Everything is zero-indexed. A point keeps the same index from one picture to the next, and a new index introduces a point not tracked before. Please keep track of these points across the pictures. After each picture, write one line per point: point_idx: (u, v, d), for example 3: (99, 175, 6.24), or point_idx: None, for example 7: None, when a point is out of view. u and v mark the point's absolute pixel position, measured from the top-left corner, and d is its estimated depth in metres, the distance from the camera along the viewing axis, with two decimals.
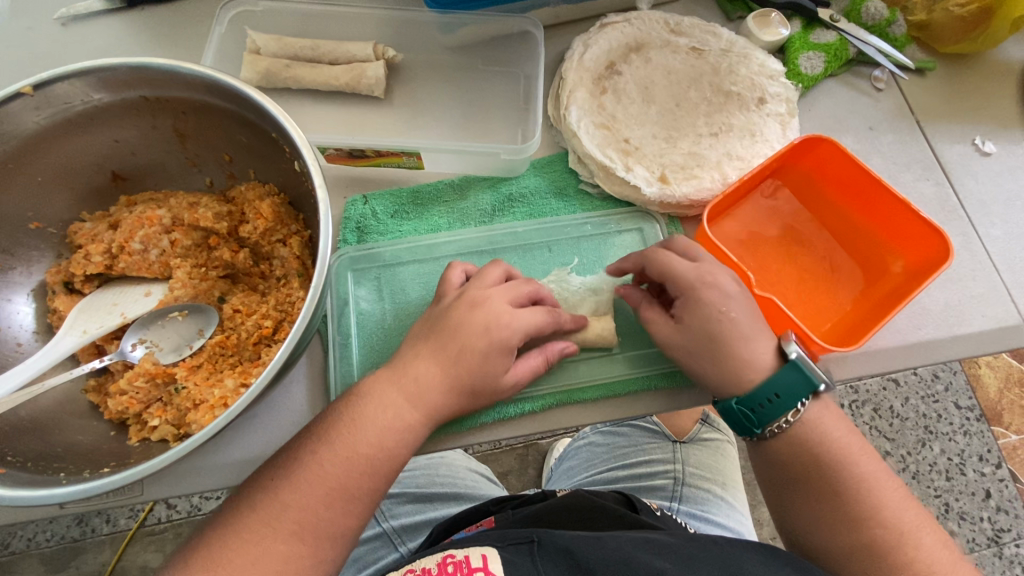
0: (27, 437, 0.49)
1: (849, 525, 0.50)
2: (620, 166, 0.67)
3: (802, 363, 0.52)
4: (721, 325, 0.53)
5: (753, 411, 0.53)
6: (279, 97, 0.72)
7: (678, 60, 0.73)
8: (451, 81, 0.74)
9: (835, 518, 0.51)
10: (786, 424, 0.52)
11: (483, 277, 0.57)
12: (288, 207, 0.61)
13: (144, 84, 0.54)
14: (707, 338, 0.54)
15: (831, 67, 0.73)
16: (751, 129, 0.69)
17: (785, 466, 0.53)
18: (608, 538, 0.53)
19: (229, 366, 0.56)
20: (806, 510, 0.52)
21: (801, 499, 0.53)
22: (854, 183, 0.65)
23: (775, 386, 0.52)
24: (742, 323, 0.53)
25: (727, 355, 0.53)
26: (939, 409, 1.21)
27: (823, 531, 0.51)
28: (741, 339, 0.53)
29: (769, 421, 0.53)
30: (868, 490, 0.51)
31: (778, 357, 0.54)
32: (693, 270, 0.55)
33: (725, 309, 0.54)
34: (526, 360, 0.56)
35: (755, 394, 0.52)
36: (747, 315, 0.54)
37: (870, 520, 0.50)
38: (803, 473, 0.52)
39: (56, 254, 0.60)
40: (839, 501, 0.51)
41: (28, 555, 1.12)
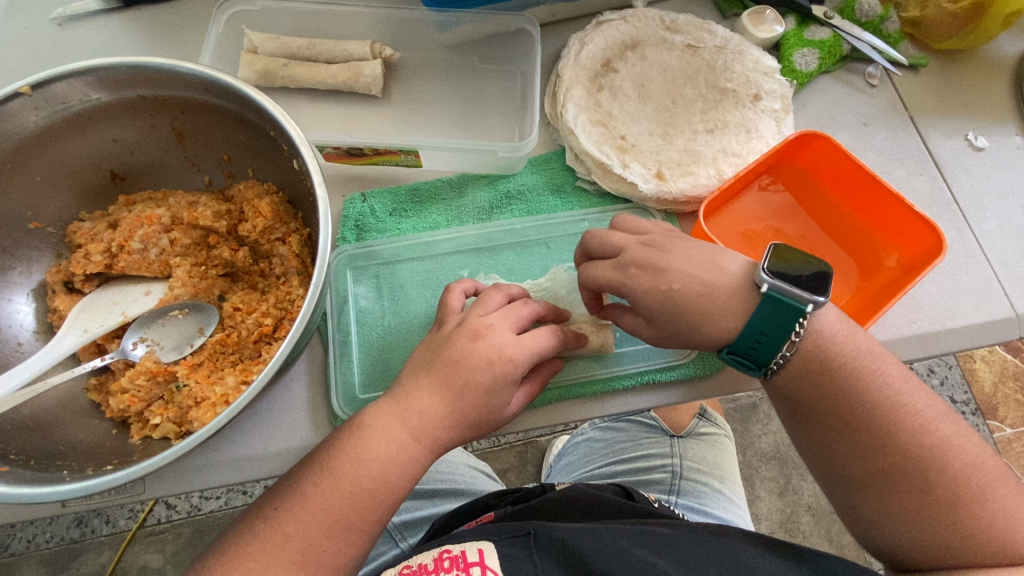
0: (28, 436, 0.50)
1: (863, 456, 0.48)
2: (617, 163, 0.67)
3: (780, 290, 0.47)
4: (673, 301, 0.50)
5: (749, 354, 0.50)
6: (277, 96, 0.73)
7: (674, 57, 0.73)
8: (448, 79, 0.74)
9: (848, 450, 0.49)
10: (786, 356, 0.49)
11: (482, 305, 0.56)
12: (287, 206, 0.61)
13: (143, 83, 0.54)
14: (672, 319, 0.51)
15: (825, 63, 0.74)
16: (747, 125, 0.70)
17: (805, 405, 0.50)
18: (604, 532, 0.54)
19: (230, 364, 0.56)
20: (817, 446, 0.50)
21: (812, 431, 0.50)
22: (848, 179, 0.66)
23: (759, 324, 0.49)
24: (689, 287, 0.50)
25: (697, 327, 0.50)
26: None
27: (841, 462, 0.49)
28: (700, 301, 0.50)
29: (767, 360, 0.50)
30: (886, 417, 0.48)
31: (751, 291, 0.50)
32: (614, 270, 0.53)
33: (665, 282, 0.51)
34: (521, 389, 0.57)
35: (742, 337, 0.49)
36: (698, 279, 0.50)
37: (886, 449, 0.47)
38: (825, 416, 0.49)
39: (56, 253, 0.60)
40: (850, 431, 0.48)
41: (27, 557, 1.12)
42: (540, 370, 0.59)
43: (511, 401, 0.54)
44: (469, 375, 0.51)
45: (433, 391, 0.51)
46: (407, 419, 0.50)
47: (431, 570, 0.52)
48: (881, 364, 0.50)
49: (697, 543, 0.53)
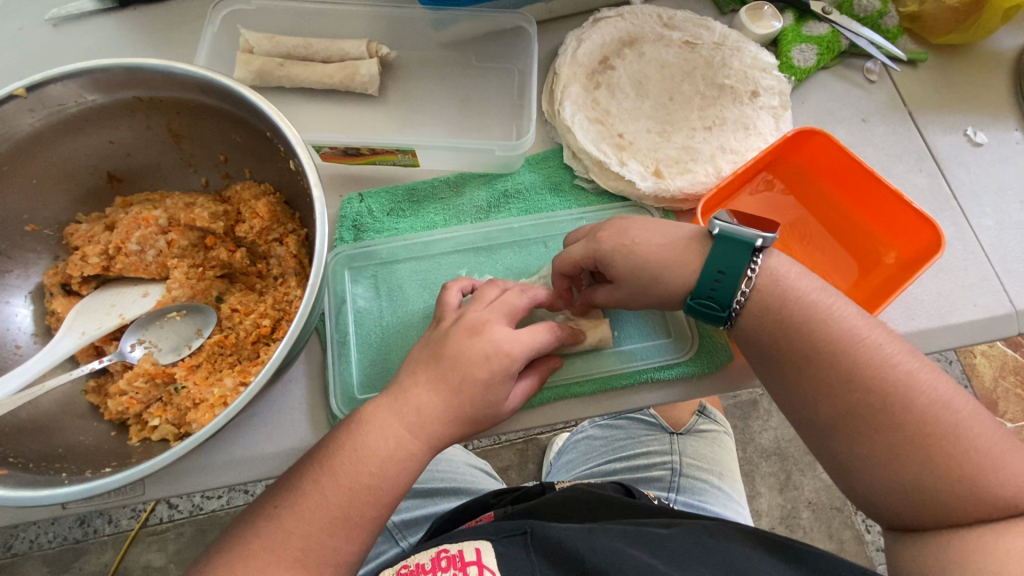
0: (27, 438, 0.50)
1: (828, 392, 0.47)
2: (614, 161, 0.67)
3: (729, 230, 0.50)
4: (636, 252, 0.54)
5: (711, 297, 0.52)
6: (274, 96, 0.72)
7: (672, 54, 0.73)
8: (446, 77, 0.74)
9: (812, 387, 0.48)
10: (744, 296, 0.51)
11: (480, 300, 0.57)
12: (284, 206, 0.61)
13: (138, 84, 0.54)
14: (636, 273, 0.54)
15: (824, 59, 0.74)
16: (745, 123, 0.70)
17: (767, 346, 0.51)
18: (599, 532, 0.54)
19: (228, 366, 0.56)
20: (784, 387, 0.50)
21: (778, 372, 0.51)
22: (847, 175, 0.66)
23: (716, 263, 0.51)
24: (649, 240, 0.54)
25: (660, 279, 0.53)
26: None
27: (809, 404, 0.48)
28: (659, 251, 0.53)
29: (729, 300, 0.52)
30: (848, 350, 0.47)
31: (707, 239, 0.53)
32: (582, 239, 0.57)
33: (627, 237, 0.55)
34: (519, 384, 0.57)
35: (702, 277, 0.52)
36: (654, 235, 0.54)
37: (850, 381, 0.46)
38: (785, 353, 0.50)
39: (53, 255, 0.60)
40: (813, 366, 0.48)
41: (30, 557, 1.12)
42: (537, 367, 0.59)
43: (509, 397, 0.54)
44: (468, 373, 0.51)
45: (433, 390, 0.51)
46: (404, 414, 0.50)
47: (429, 570, 0.54)
48: (838, 301, 0.50)
49: (695, 545, 0.53)
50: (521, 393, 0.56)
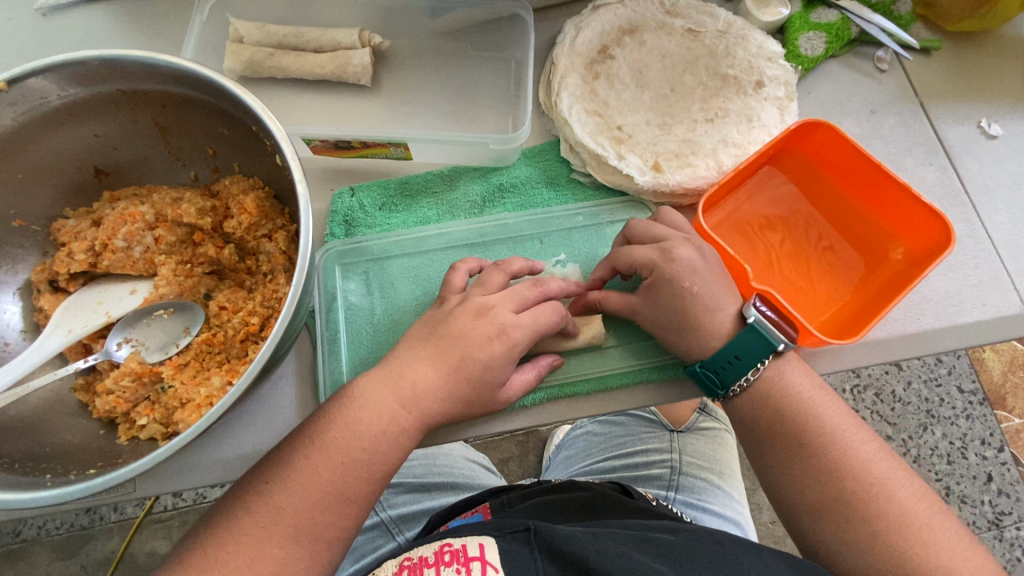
0: (14, 437, 0.49)
1: (816, 482, 0.51)
2: (613, 155, 0.65)
3: (762, 326, 0.54)
4: (685, 301, 0.55)
5: (718, 372, 0.54)
6: (264, 87, 0.71)
7: (674, 43, 0.70)
8: (440, 67, 0.72)
9: (802, 476, 0.52)
10: (745, 384, 0.54)
11: (485, 286, 0.57)
12: (273, 201, 0.60)
13: (120, 77, 0.52)
14: (675, 315, 0.55)
15: (833, 47, 0.71)
16: (748, 114, 0.67)
17: (759, 432, 0.54)
18: (604, 536, 0.54)
19: (217, 364, 0.55)
20: (775, 471, 0.54)
21: (768, 457, 0.54)
22: (854, 168, 0.63)
23: (735, 347, 0.54)
24: (704, 297, 0.55)
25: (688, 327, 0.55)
26: (941, 393, 1.20)
27: (795, 489, 0.52)
28: (706, 313, 0.55)
29: (731, 382, 0.55)
30: (834, 446, 0.51)
31: (737, 320, 0.56)
32: (655, 252, 0.56)
33: (691, 284, 0.55)
34: (520, 374, 0.56)
35: (718, 355, 0.54)
36: (711, 294, 0.55)
37: (836, 475, 0.50)
38: (776, 441, 0.53)
39: (41, 251, 0.59)
40: (801, 456, 0.52)
41: (39, 543, 1.14)
42: (538, 360, 0.59)
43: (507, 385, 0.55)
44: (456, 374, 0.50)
45: (426, 399, 0.51)
46: (393, 414, 0.50)
47: (431, 564, 0.53)
48: (830, 401, 0.54)
49: (700, 550, 0.53)
50: (523, 383, 0.56)
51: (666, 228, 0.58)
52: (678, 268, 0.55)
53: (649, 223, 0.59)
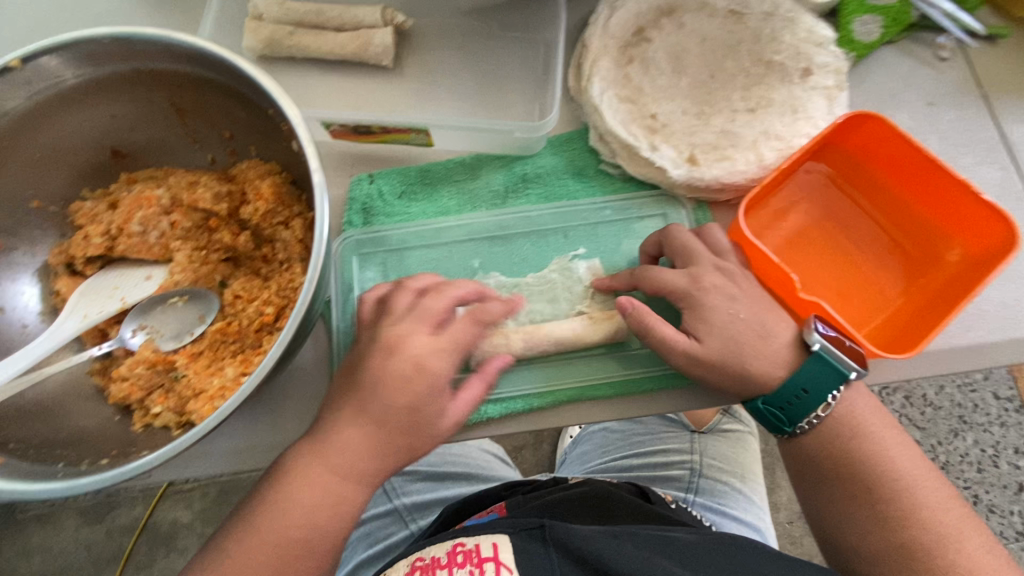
0: (32, 422, 0.49)
1: (882, 528, 0.49)
2: (645, 145, 0.61)
3: (827, 353, 0.50)
4: (733, 329, 0.52)
5: (785, 408, 0.52)
6: (284, 66, 0.68)
7: (714, 26, 0.65)
8: (465, 48, 0.68)
9: (867, 520, 0.50)
10: (816, 419, 0.52)
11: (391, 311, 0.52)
12: (290, 187, 0.58)
13: (134, 55, 0.51)
14: (723, 348, 0.51)
15: (889, 33, 0.65)
16: (793, 105, 0.63)
17: (816, 471, 0.53)
18: (625, 538, 0.52)
19: (231, 354, 0.54)
20: (832, 508, 0.52)
21: (828, 500, 0.52)
22: (905, 164, 0.58)
23: (802, 381, 0.51)
24: (752, 323, 0.52)
25: (740, 364, 0.51)
26: (975, 399, 1.13)
27: (855, 534, 0.50)
28: (758, 341, 0.52)
29: (799, 418, 0.52)
30: (900, 494, 0.49)
31: (799, 349, 0.52)
32: (685, 278, 0.54)
33: (732, 311, 0.52)
34: (467, 390, 0.51)
35: (784, 389, 0.51)
36: (757, 318, 0.52)
37: (904, 523, 0.49)
38: (833, 480, 0.52)
39: (59, 233, 0.58)
40: (865, 502, 0.50)
41: (66, 507, 1.13)
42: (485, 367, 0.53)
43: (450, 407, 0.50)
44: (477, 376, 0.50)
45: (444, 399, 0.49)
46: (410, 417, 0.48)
47: (444, 564, 0.52)
48: (903, 443, 0.52)
49: (719, 550, 0.52)
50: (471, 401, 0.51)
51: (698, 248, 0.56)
52: (713, 297, 0.53)
53: (686, 241, 0.56)
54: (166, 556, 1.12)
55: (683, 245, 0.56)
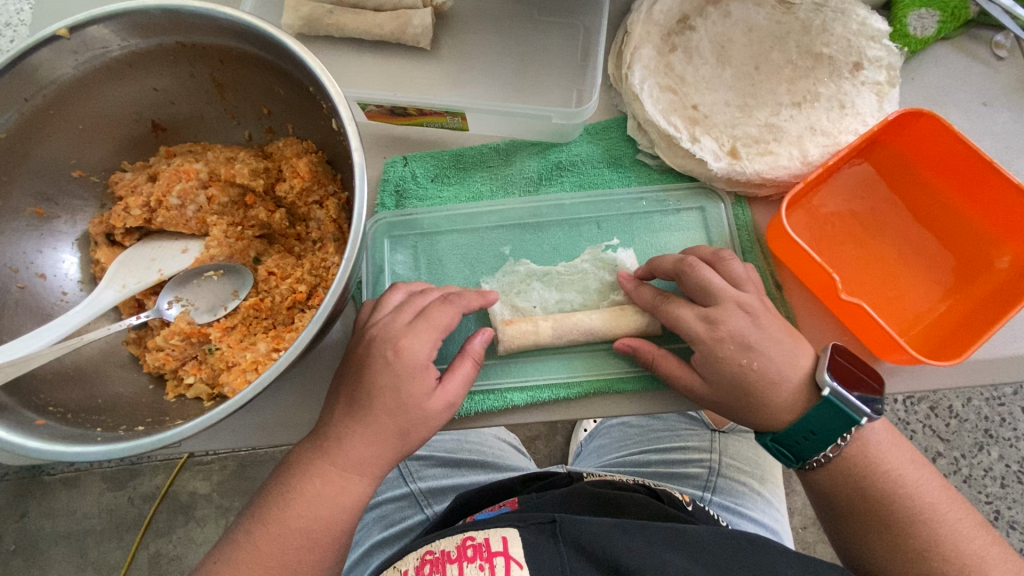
0: (69, 387, 0.50)
1: (903, 560, 0.48)
2: (685, 137, 0.60)
3: (839, 395, 0.48)
4: (745, 380, 0.49)
5: (791, 447, 0.50)
6: (321, 45, 0.68)
7: (762, 15, 0.63)
8: (503, 31, 0.67)
9: (888, 550, 0.48)
10: (825, 458, 0.50)
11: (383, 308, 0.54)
12: (326, 166, 0.58)
13: (179, 28, 0.51)
14: (734, 395, 0.50)
15: (946, 28, 0.63)
16: (841, 100, 0.61)
17: (843, 497, 0.50)
18: (636, 532, 0.52)
19: (263, 330, 0.55)
20: (855, 534, 0.50)
21: (854, 525, 0.50)
22: (958, 165, 0.56)
23: (813, 423, 0.49)
24: (767, 372, 0.49)
25: (752, 404, 0.50)
26: (1003, 413, 1.07)
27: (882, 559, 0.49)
28: (771, 388, 0.49)
29: (807, 457, 0.50)
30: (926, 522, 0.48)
31: (809, 389, 0.50)
32: (701, 323, 0.52)
33: (745, 360, 0.49)
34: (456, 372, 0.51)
35: (792, 431, 0.49)
36: (775, 363, 0.49)
37: (924, 556, 0.47)
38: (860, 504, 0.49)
39: (100, 203, 0.59)
40: (892, 529, 0.48)
41: (91, 473, 1.16)
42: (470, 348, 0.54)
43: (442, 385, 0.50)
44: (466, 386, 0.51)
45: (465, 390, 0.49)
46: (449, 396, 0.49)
47: (454, 558, 0.51)
48: (924, 475, 0.50)
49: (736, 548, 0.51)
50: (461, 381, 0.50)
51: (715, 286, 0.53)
52: (728, 347, 0.50)
53: (699, 278, 0.53)
54: (184, 525, 1.15)
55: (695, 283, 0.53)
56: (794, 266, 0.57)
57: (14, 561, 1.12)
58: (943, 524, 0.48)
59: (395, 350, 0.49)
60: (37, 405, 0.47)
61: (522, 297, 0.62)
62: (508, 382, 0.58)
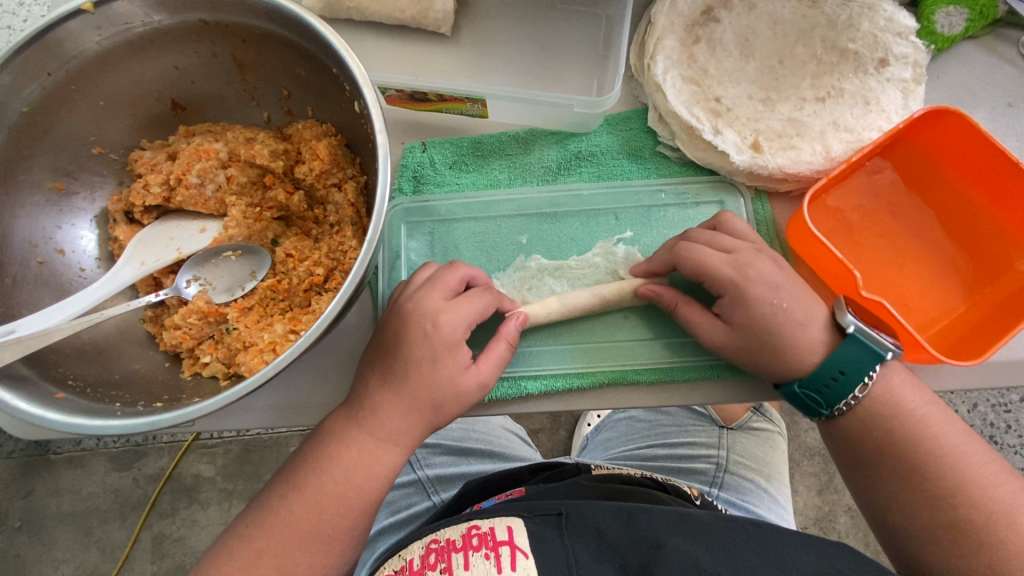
0: (87, 362, 0.50)
1: (926, 510, 0.48)
2: (707, 128, 0.60)
3: (862, 334, 0.50)
4: (778, 320, 0.50)
5: (819, 392, 0.50)
6: (341, 29, 0.68)
7: (787, 9, 0.62)
8: (525, 19, 0.67)
9: (908, 498, 0.48)
10: (853, 402, 0.50)
11: (412, 281, 0.55)
12: (345, 149, 0.58)
13: (205, 6, 0.51)
14: (763, 338, 0.50)
15: (973, 26, 0.62)
16: (866, 96, 0.60)
17: (861, 449, 0.51)
18: (640, 516, 0.53)
19: (279, 312, 0.55)
20: (874, 497, 0.51)
21: (877, 477, 0.50)
22: (982, 165, 0.56)
23: (839, 361, 0.49)
24: (795, 314, 0.50)
25: (785, 344, 0.50)
26: (1009, 420, 1.06)
27: (903, 511, 0.49)
28: (799, 330, 0.50)
29: (836, 402, 0.50)
30: (949, 471, 0.48)
31: (833, 331, 0.51)
32: (730, 266, 0.51)
33: (777, 301, 0.50)
34: (492, 351, 0.52)
35: (819, 372, 0.50)
36: (800, 307, 0.51)
37: (950, 504, 0.47)
38: (878, 457, 0.50)
39: (118, 181, 0.59)
40: (915, 479, 0.48)
41: (97, 453, 1.17)
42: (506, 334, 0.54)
43: (473, 367, 0.51)
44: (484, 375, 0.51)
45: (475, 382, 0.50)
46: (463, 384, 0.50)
47: (459, 548, 0.50)
48: (945, 421, 0.50)
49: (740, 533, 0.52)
50: (494, 361, 0.51)
51: (734, 238, 0.54)
52: (759, 288, 0.50)
53: (715, 232, 0.54)
54: (188, 506, 1.15)
55: (710, 233, 0.54)
56: (813, 262, 0.57)
57: (20, 537, 1.13)
58: (965, 472, 0.48)
59: (432, 322, 0.50)
60: (56, 377, 0.48)
61: (534, 293, 0.61)
62: (518, 370, 0.58)
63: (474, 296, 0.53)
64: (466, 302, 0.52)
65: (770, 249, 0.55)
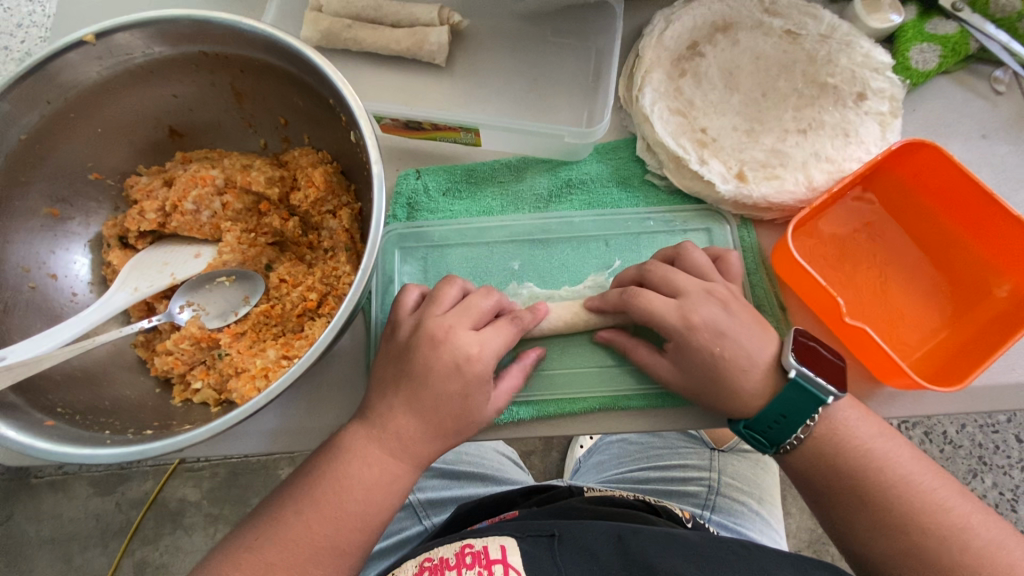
0: (77, 388, 0.50)
1: (885, 535, 0.48)
2: (694, 158, 0.61)
3: (805, 377, 0.50)
4: (718, 367, 0.51)
5: (763, 433, 0.52)
6: (338, 59, 0.69)
7: (769, 45, 0.65)
8: (517, 52, 0.69)
9: (867, 524, 0.49)
10: (796, 441, 0.51)
11: (438, 302, 0.53)
12: (340, 176, 0.59)
13: (205, 38, 0.52)
14: (706, 382, 0.51)
15: (947, 62, 0.65)
16: (845, 128, 0.62)
17: (821, 476, 0.51)
18: (631, 536, 0.53)
19: (272, 337, 0.55)
20: (839, 523, 0.51)
21: (838, 503, 0.50)
22: (957, 196, 0.58)
23: (780, 406, 0.50)
24: (738, 359, 0.51)
25: (726, 391, 0.51)
26: (997, 440, 1.07)
27: (867, 537, 0.49)
28: (741, 375, 0.50)
29: (781, 441, 0.51)
30: (903, 496, 0.48)
31: (777, 373, 0.51)
32: (672, 310, 0.53)
33: (719, 348, 0.51)
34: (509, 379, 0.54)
35: (762, 415, 0.51)
36: (744, 350, 0.51)
37: (907, 530, 0.47)
38: (837, 482, 0.50)
39: (113, 206, 0.60)
40: (871, 504, 0.49)
41: (78, 476, 1.14)
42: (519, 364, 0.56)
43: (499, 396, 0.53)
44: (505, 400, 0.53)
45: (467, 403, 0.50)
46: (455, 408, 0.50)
47: (452, 566, 0.50)
48: (895, 448, 0.50)
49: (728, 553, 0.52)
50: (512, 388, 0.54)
51: (683, 279, 0.54)
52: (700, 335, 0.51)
53: (665, 274, 0.55)
54: (173, 532, 1.13)
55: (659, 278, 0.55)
56: (799, 289, 0.58)
57: None
58: (921, 497, 0.48)
59: (465, 357, 0.49)
60: (45, 405, 0.47)
61: None
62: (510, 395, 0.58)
63: (500, 328, 0.52)
64: (495, 332, 0.52)
65: (723, 287, 0.54)
